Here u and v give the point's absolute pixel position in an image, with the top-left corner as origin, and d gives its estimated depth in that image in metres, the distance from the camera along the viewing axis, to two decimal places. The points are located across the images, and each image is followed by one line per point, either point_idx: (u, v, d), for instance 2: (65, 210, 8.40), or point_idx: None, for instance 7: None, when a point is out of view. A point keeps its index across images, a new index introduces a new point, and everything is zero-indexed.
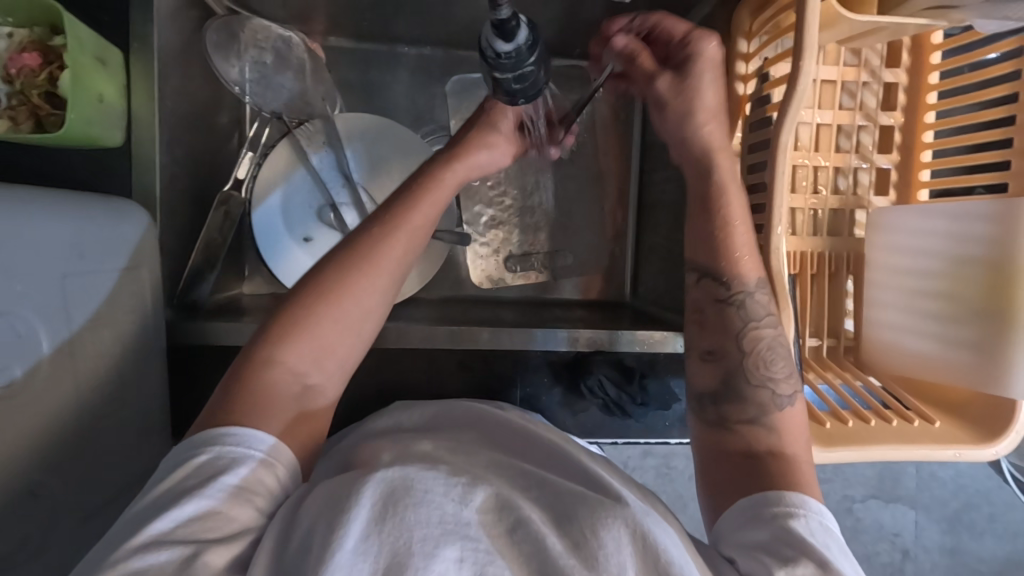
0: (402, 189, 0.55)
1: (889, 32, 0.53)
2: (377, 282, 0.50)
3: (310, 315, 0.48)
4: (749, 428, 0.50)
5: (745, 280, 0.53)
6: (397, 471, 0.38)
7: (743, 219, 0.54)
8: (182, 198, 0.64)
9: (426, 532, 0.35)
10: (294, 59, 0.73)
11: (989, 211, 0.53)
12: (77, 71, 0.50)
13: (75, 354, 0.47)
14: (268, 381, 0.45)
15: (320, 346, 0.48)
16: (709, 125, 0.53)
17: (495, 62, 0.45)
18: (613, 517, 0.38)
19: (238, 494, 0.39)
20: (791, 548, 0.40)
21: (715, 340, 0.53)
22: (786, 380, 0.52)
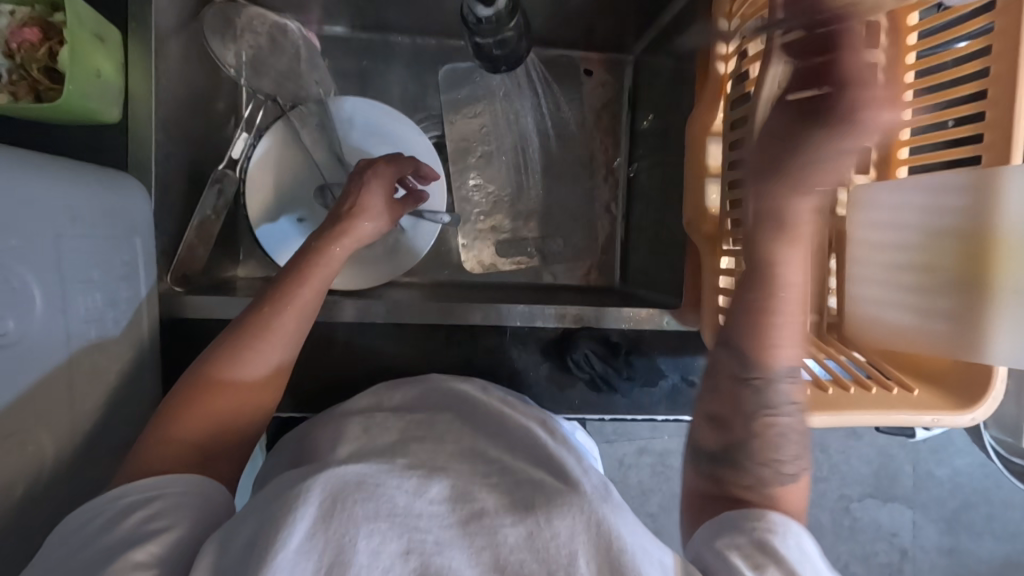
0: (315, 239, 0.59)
1: (865, 8, 0.54)
2: (289, 327, 0.53)
3: (233, 350, 0.51)
4: (753, 495, 0.46)
5: (770, 368, 0.49)
6: (347, 471, 0.40)
7: (789, 316, 0.48)
8: (178, 176, 0.66)
9: (373, 526, 0.36)
10: (288, 46, 0.75)
11: (965, 182, 0.53)
12: (76, 46, 0.52)
13: (69, 314, 0.48)
14: (184, 428, 0.48)
15: (241, 387, 0.51)
16: (785, 188, 0.46)
17: (475, 28, 0.48)
18: (571, 505, 0.38)
19: (157, 515, 0.41)
20: (767, 556, 0.41)
21: (719, 411, 0.50)
22: (793, 459, 0.48)
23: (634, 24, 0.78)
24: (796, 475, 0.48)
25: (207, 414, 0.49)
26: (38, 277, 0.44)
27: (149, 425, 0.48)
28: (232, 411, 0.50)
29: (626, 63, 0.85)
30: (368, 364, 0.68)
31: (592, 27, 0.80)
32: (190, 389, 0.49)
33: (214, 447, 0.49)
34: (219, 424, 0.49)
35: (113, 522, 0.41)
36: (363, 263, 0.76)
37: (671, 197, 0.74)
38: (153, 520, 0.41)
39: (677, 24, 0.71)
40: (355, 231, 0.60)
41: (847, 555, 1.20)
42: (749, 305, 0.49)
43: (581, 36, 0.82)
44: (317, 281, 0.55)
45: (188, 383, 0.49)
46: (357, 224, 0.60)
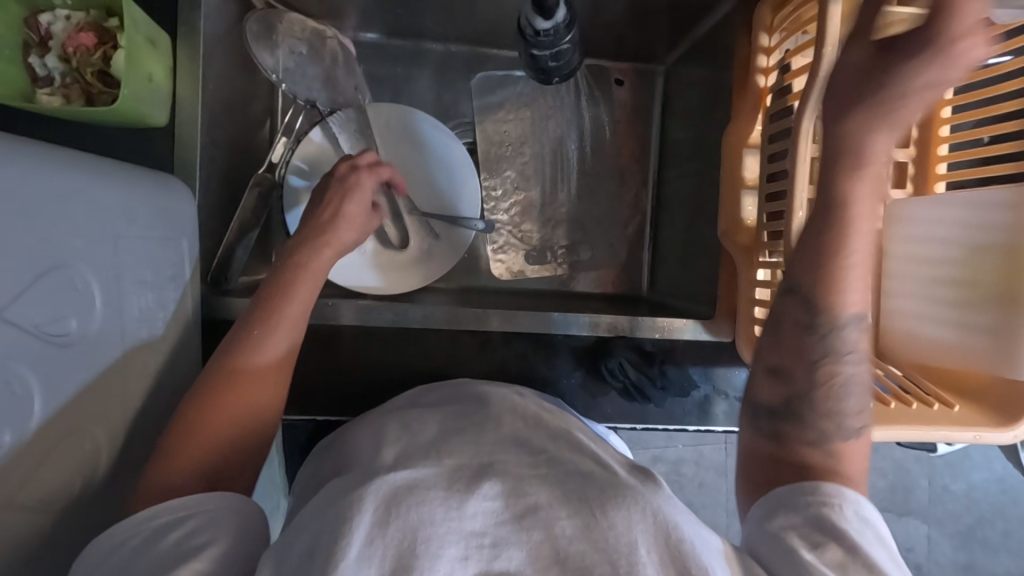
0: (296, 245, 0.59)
1: None
2: (283, 330, 0.53)
3: (231, 360, 0.51)
4: (809, 450, 0.48)
5: (844, 313, 0.50)
6: (393, 477, 0.40)
7: (861, 251, 0.49)
8: (219, 179, 0.66)
9: (431, 532, 0.37)
10: (328, 53, 0.77)
11: (1007, 200, 0.54)
12: (132, 52, 0.53)
13: (123, 314, 0.48)
14: (192, 443, 0.48)
15: (245, 395, 0.51)
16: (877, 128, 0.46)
17: (533, 40, 0.48)
18: (625, 497, 0.39)
19: (198, 530, 0.42)
20: (824, 531, 0.42)
21: (780, 359, 0.52)
22: (857, 414, 0.50)
23: (667, 35, 0.79)
24: (858, 434, 0.49)
25: (228, 410, 0.49)
26: (96, 278, 0.45)
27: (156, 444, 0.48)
28: (250, 406, 0.50)
29: (658, 73, 0.86)
30: (401, 369, 0.68)
31: (625, 37, 0.80)
32: (208, 387, 0.50)
33: (227, 456, 0.49)
34: (238, 421, 0.50)
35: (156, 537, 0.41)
36: (397, 268, 0.77)
37: (704, 207, 0.74)
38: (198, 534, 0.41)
39: (713, 36, 0.71)
40: (337, 233, 0.61)
41: None
42: (822, 255, 0.49)
43: (613, 46, 0.82)
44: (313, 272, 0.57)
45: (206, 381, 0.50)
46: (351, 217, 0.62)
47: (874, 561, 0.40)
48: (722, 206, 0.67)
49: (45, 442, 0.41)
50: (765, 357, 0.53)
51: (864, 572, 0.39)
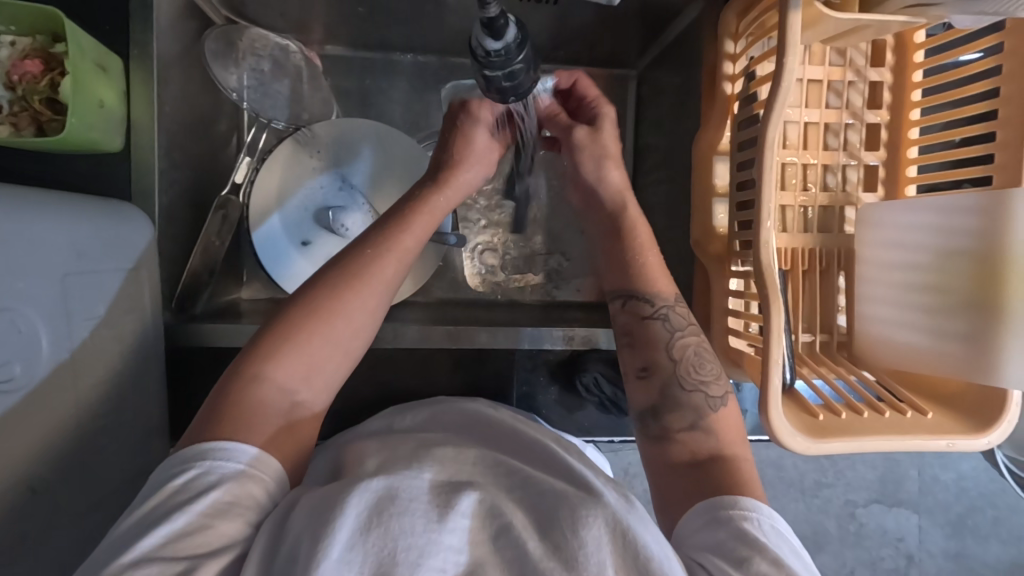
0: (397, 211, 0.58)
1: (873, 30, 0.54)
2: (367, 301, 0.52)
3: (318, 317, 0.50)
4: (689, 435, 0.52)
5: (663, 296, 0.59)
6: (380, 482, 0.39)
7: (652, 248, 0.61)
8: (181, 202, 0.65)
9: (411, 542, 0.36)
10: (292, 68, 0.76)
11: (978, 204, 0.53)
12: (79, 77, 0.51)
13: (75, 352, 0.49)
14: (255, 396, 0.46)
15: (319, 354, 0.50)
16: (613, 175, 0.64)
17: (485, 61, 0.47)
18: (594, 515, 0.38)
19: (229, 510, 0.40)
20: (749, 544, 0.41)
21: (646, 356, 0.57)
22: (717, 381, 0.54)
23: (639, 40, 0.77)
24: (723, 398, 0.54)
25: (293, 368, 0.48)
26: (41, 316, 0.46)
27: (215, 389, 0.47)
28: (302, 379, 0.49)
29: (631, 78, 0.85)
30: (375, 389, 0.68)
31: (596, 43, 0.79)
32: (268, 347, 0.48)
33: (291, 413, 0.48)
34: (289, 391, 0.48)
35: (185, 501, 0.39)
36: None
37: (677, 214, 0.73)
38: (224, 517, 0.39)
39: (684, 40, 0.70)
40: (433, 203, 0.59)
41: (852, 561, 1.18)
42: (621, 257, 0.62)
43: (585, 52, 0.81)
44: (386, 261, 0.54)
45: (264, 337, 0.49)
46: (420, 215, 0.58)
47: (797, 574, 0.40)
48: (694, 215, 0.66)
49: None
50: (630, 364, 0.57)
51: None
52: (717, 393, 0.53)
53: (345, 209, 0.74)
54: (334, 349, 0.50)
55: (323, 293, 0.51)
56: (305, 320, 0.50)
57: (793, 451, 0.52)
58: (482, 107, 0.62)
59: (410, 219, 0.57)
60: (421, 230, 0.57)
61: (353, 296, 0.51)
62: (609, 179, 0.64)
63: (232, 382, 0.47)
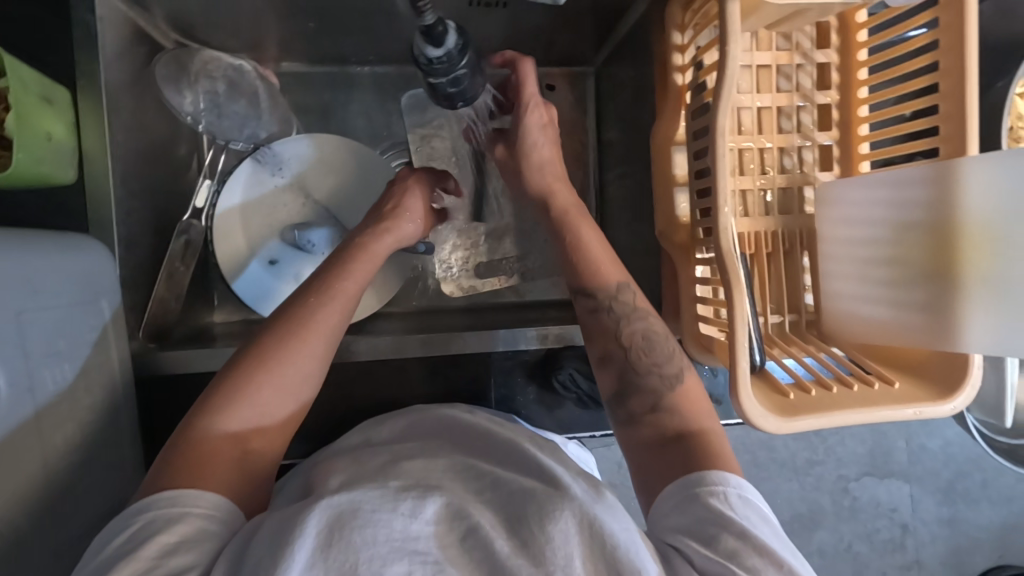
0: (336, 260, 0.60)
1: (814, 12, 0.55)
2: (315, 346, 0.52)
3: (266, 366, 0.50)
4: (654, 417, 0.52)
5: (607, 288, 0.59)
6: (342, 496, 0.38)
7: (592, 232, 0.63)
8: (141, 231, 0.64)
9: (372, 552, 0.35)
10: (246, 88, 0.74)
11: (926, 176, 0.55)
12: (23, 112, 0.51)
13: (37, 390, 0.49)
14: (204, 444, 0.46)
15: (270, 400, 0.49)
16: (537, 172, 0.67)
17: (429, 68, 0.47)
18: (562, 509, 0.38)
19: (177, 548, 0.39)
20: (714, 523, 0.41)
21: (603, 346, 0.58)
22: (670, 361, 0.55)
23: (592, 37, 0.78)
24: (676, 375, 0.55)
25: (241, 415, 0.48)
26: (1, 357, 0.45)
27: (167, 442, 0.46)
28: (254, 425, 0.48)
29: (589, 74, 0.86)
30: (352, 403, 0.67)
31: (552, 43, 0.79)
32: (221, 397, 0.48)
33: (246, 455, 0.47)
34: (241, 439, 0.47)
35: (132, 548, 0.39)
36: None
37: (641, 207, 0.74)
38: (177, 552, 0.39)
39: (634, 35, 0.71)
40: (370, 251, 0.62)
41: (849, 535, 1.19)
42: (574, 247, 0.61)
43: (540, 53, 0.82)
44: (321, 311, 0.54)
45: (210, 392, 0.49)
46: (356, 264, 0.59)
47: (767, 545, 0.40)
48: (657, 207, 0.67)
49: None
50: (600, 345, 0.58)
51: (759, 557, 0.40)
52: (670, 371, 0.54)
53: (309, 225, 0.74)
54: (284, 394, 0.50)
55: (268, 342, 0.51)
56: (253, 366, 0.49)
57: (766, 431, 0.53)
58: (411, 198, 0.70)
59: (346, 266, 0.59)
60: (360, 275, 0.59)
61: (293, 345, 0.51)
62: (535, 177, 0.67)
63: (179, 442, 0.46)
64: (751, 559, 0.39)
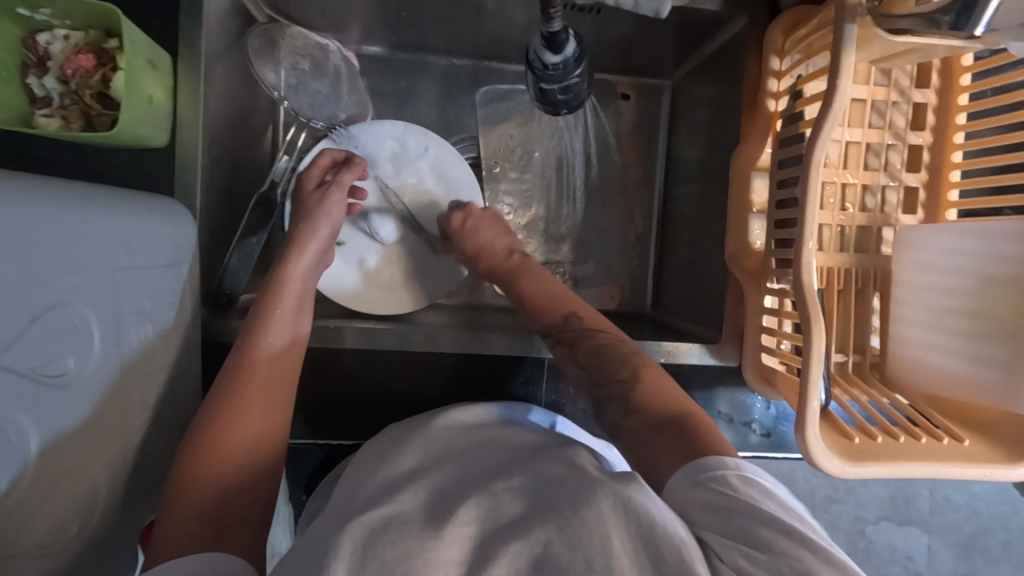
0: (255, 307, 0.60)
1: (926, 52, 0.53)
2: (258, 403, 0.54)
3: (217, 439, 0.51)
4: (650, 418, 0.53)
5: (620, 369, 0.59)
6: (367, 518, 0.41)
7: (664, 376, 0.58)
8: (219, 199, 0.65)
9: (408, 567, 0.37)
10: (330, 67, 0.76)
11: (1020, 231, 0.53)
12: (130, 73, 0.52)
13: (122, 348, 0.50)
14: (177, 527, 0.47)
15: (230, 471, 0.50)
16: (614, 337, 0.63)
17: (541, 73, 0.50)
18: (595, 493, 0.40)
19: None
20: (752, 517, 0.40)
21: (626, 400, 0.56)
22: (655, 376, 0.57)
23: (675, 51, 0.77)
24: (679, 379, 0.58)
25: (206, 493, 0.48)
26: (95, 313, 0.46)
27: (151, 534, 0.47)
28: (250, 437, 0.52)
29: (665, 88, 0.85)
30: (404, 393, 0.69)
31: (633, 52, 0.79)
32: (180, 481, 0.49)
33: (225, 522, 0.48)
34: (217, 511, 0.48)
35: None
36: (399, 287, 0.75)
37: (710, 229, 0.73)
38: None
39: (723, 54, 0.70)
40: (290, 288, 0.62)
41: None
42: (596, 349, 0.62)
43: (620, 61, 0.81)
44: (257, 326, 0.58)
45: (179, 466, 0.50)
46: (279, 295, 0.61)
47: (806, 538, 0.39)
48: (730, 230, 0.66)
49: (45, 479, 0.43)
50: (634, 440, 0.53)
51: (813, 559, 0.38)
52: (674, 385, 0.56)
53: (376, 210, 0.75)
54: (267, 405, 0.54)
55: (213, 413, 0.52)
56: (205, 445, 0.50)
57: (829, 474, 0.52)
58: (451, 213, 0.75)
59: (269, 309, 0.60)
60: (287, 311, 0.60)
61: (240, 411, 0.53)
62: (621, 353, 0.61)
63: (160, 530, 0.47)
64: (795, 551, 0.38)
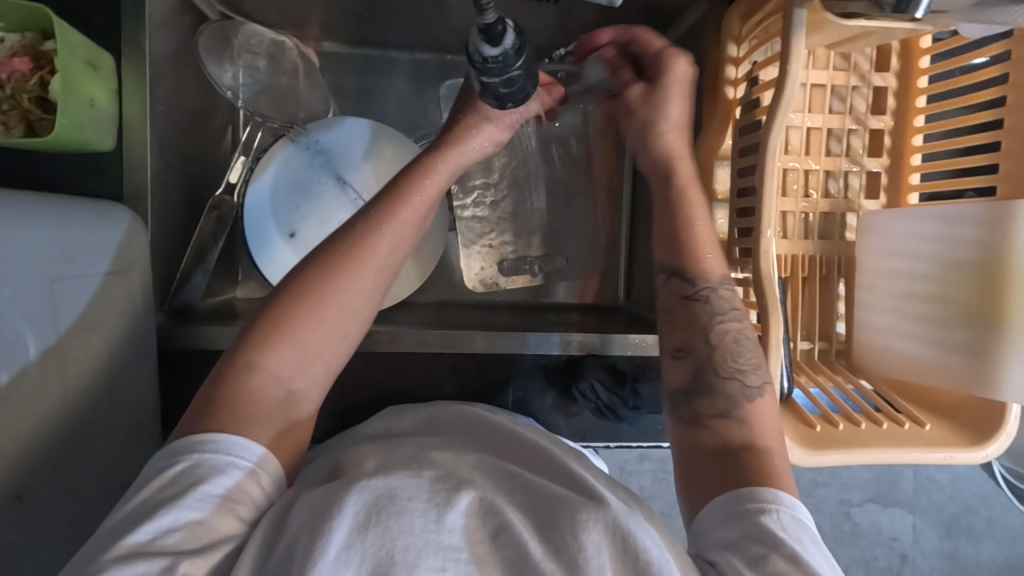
0: (394, 182, 0.55)
1: (878, 36, 0.53)
2: (366, 281, 0.50)
3: (292, 306, 0.48)
4: (722, 423, 0.48)
5: (732, 327, 0.52)
6: (380, 481, 0.38)
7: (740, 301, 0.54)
8: (174, 202, 0.64)
9: (409, 541, 0.35)
10: (288, 65, 0.75)
11: (978, 214, 0.53)
12: (68, 77, 0.50)
13: (64, 358, 0.49)
14: (248, 385, 0.45)
15: (305, 342, 0.48)
16: (711, 258, 0.54)
17: (482, 67, 0.48)
18: (594, 517, 0.37)
19: (219, 504, 0.39)
20: (762, 542, 0.40)
21: (687, 338, 0.52)
22: (756, 371, 0.50)
23: None
24: (760, 387, 0.50)
25: (276, 366, 0.46)
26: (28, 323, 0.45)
27: (210, 380, 0.46)
28: (285, 378, 0.47)
29: None
30: (367, 394, 0.67)
31: None
32: (257, 336, 0.47)
33: (290, 394, 0.47)
34: (284, 378, 0.47)
35: (172, 500, 0.39)
36: None
37: None
38: (219, 512, 0.39)
39: (684, 41, 0.69)
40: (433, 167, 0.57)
41: (846, 559, 1.17)
42: (694, 318, 0.53)
43: None
44: (354, 284, 0.49)
45: (249, 327, 0.48)
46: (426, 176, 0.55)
47: (818, 573, 0.38)
48: None
49: None
50: (689, 405, 0.50)
51: None
52: (755, 383, 0.49)
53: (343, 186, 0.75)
54: (312, 356, 0.48)
55: (311, 277, 0.49)
56: (287, 307, 0.47)
57: (790, 463, 0.52)
58: (679, 57, 0.57)
59: (408, 192, 0.54)
60: (426, 197, 0.54)
61: (342, 284, 0.49)
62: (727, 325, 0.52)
63: (222, 379, 0.45)
64: None
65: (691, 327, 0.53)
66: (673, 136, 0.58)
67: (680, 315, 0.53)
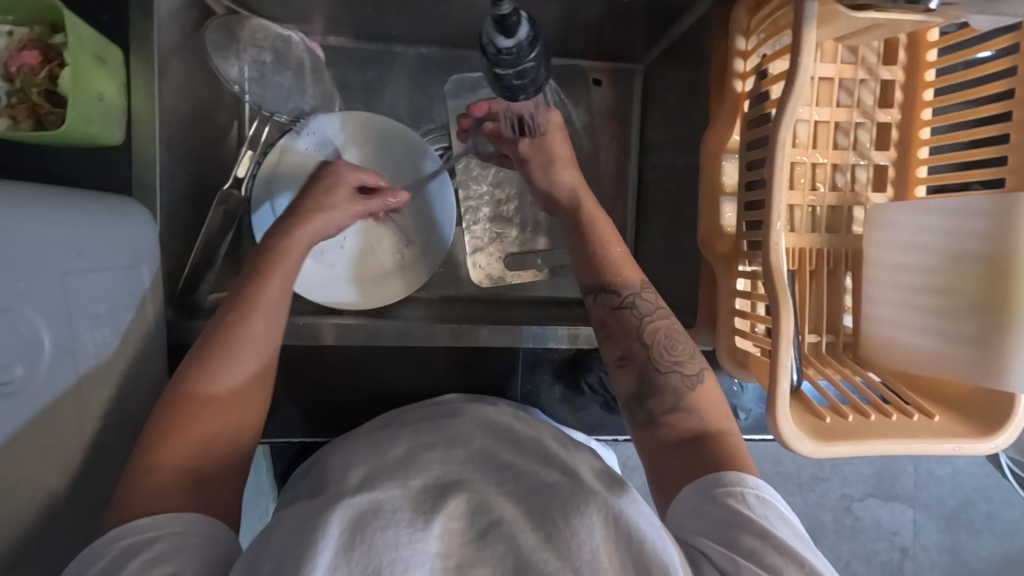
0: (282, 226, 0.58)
1: (886, 29, 0.53)
2: (262, 330, 0.52)
3: (203, 369, 0.49)
4: (673, 416, 0.52)
5: (651, 329, 0.56)
6: (361, 497, 0.38)
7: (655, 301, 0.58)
8: (182, 197, 0.64)
9: (396, 554, 0.35)
10: (293, 59, 0.74)
11: (986, 207, 0.52)
12: (77, 71, 0.50)
13: (76, 353, 0.49)
14: (171, 448, 0.46)
15: (220, 402, 0.49)
16: (628, 268, 0.59)
17: (496, 58, 0.48)
18: (585, 505, 0.37)
19: (162, 559, 0.40)
20: (734, 525, 0.42)
21: (623, 346, 0.56)
22: (691, 361, 0.54)
23: (644, 35, 0.76)
24: (699, 377, 0.54)
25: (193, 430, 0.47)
26: (43, 317, 0.45)
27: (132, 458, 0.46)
28: (206, 436, 0.47)
29: (637, 72, 0.84)
30: (377, 389, 0.67)
31: (601, 37, 0.78)
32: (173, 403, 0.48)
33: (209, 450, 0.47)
34: (206, 436, 0.47)
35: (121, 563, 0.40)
36: (371, 282, 0.75)
37: (683, 212, 0.73)
38: (159, 562, 0.40)
39: (690, 36, 0.69)
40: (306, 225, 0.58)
41: (848, 554, 1.17)
42: (625, 330, 0.56)
43: (589, 46, 0.80)
44: (253, 333, 0.51)
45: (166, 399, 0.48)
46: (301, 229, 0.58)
47: (787, 545, 0.41)
48: (701, 212, 0.66)
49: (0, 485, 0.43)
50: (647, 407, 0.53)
51: (780, 556, 0.40)
52: (692, 371, 0.53)
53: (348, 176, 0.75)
54: (232, 407, 0.49)
55: (211, 338, 0.50)
56: (195, 367, 0.49)
57: (799, 454, 0.52)
58: (555, 105, 0.66)
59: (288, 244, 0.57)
60: (296, 247, 0.57)
61: (241, 337, 0.50)
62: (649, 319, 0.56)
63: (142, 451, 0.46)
64: (776, 562, 0.40)
65: (624, 333, 0.56)
66: (568, 172, 0.64)
67: (613, 327, 0.57)
